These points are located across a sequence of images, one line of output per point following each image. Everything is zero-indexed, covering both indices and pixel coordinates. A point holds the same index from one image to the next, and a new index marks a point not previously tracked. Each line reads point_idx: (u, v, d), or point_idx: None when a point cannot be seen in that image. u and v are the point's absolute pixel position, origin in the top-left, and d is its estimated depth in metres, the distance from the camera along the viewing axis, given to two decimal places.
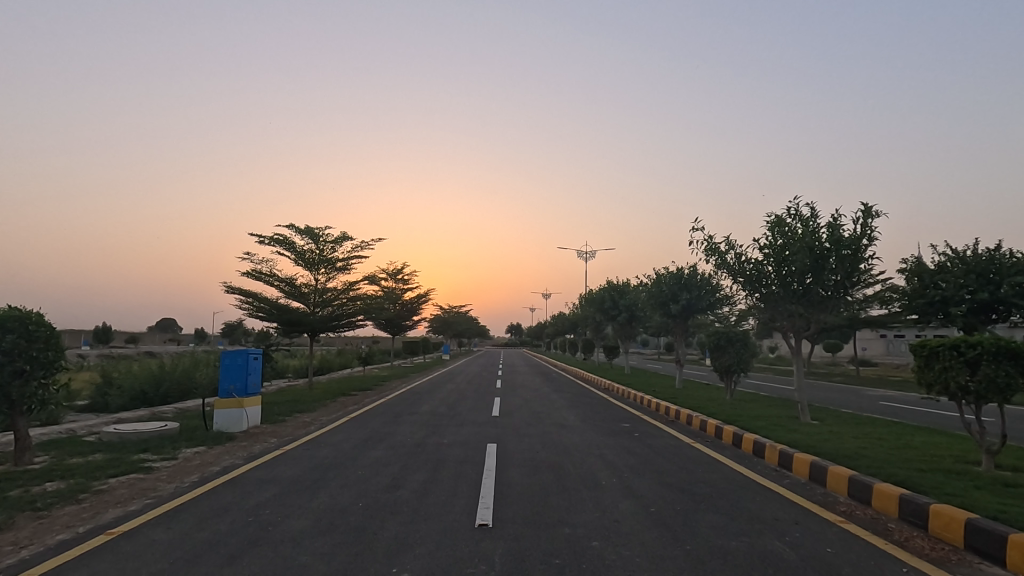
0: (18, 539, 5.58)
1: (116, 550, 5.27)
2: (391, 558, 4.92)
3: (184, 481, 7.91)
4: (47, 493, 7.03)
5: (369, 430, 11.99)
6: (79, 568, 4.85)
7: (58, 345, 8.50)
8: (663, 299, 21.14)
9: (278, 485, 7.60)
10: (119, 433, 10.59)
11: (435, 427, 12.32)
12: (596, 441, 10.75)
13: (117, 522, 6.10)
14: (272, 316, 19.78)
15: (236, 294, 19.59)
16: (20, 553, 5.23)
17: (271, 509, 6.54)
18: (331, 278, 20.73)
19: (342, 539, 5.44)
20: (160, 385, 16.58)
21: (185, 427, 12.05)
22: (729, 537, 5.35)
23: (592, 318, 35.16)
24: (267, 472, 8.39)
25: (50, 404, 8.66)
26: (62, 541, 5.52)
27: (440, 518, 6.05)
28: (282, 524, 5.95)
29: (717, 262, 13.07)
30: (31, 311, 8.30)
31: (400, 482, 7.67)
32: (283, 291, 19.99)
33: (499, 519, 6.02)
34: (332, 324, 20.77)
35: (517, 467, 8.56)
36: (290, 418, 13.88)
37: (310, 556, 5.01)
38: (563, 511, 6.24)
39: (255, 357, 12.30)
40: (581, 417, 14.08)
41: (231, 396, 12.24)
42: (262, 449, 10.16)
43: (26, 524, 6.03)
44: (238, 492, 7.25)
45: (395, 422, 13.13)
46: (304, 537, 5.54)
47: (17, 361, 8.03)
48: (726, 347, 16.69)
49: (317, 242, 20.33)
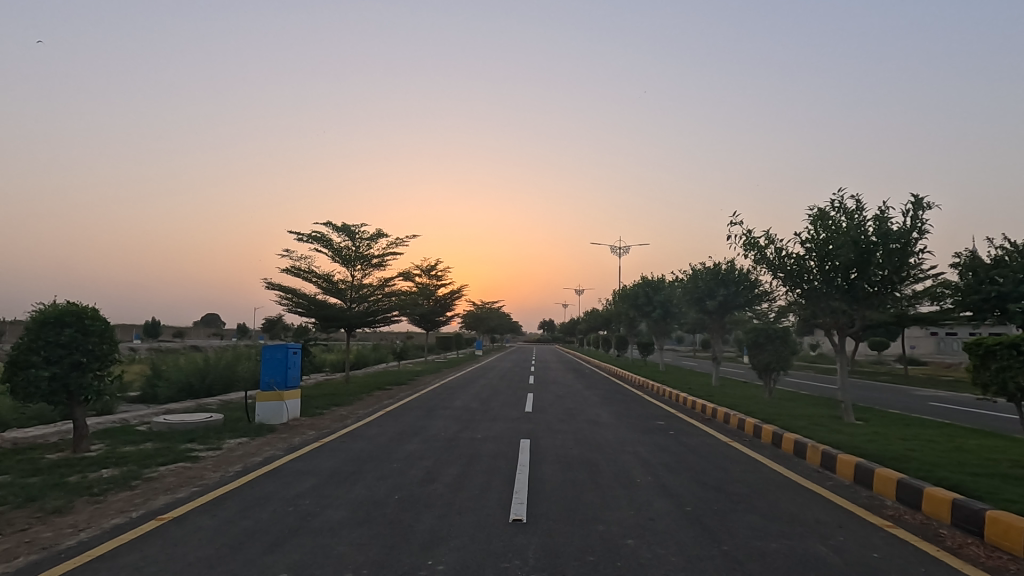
0: (77, 522, 5.91)
1: (165, 534, 5.51)
2: (426, 551, 4.98)
3: (228, 470, 8.22)
4: (103, 479, 7.42)
5: (404, 424, 12.19)
6: (132, 551, 5.08)
7: (112, 339, 8.90)
8: (698, 296, 20.72)
9: (317, 476, 7.82)
10: (167, 423, 11.06)
11: (468, 422, 12.41)
12: (630, 439, 10.62)
13: (167, 508, 6.37)
14: (309, 311, 20.22)
15: (276, 290, 20.16)
16: (79, 534, 5.54)
17: (310, 500, 6.71)
18: (367, 275, 21.12)
19: (379, 531, 5.54)
20: (204, 378, 17.21)
21: (228, 418, 12.51)
22: (768, 539, 5.22)
23: (626, 315, 34.77)
24: (305, 463, 8.62)
25: (105, 395, 9.05)
26: (117, 524, 5.80)
27: (475, 512, 6.10)
28: (321, 515, 6.11)
29: (756, 257, 12.70)
30: (88, 306, 8.76)
31: (435, 476, 7.78)
32: (320, 287, 20.42)
33: (533, 514, 6.03)
34: (367, 320, 21.11)
35: (549, 463, 8.55)
36: (327, 411, 14.22)
37: (347, 547, 5.12)
38: (597, 508, 6.22)
39: (294, 350, 12.67)
40: (615, 414, 13.97)
41: (272, 389, 12.59)
42: (301, 442, 10.44)
43: (84, 508, 6.37)
44: (279, 483, 7.47)
45: (429, 416, 13.31)
46: (342, 528, 5.66)
47: (74, 355, 8.50)
48: (765, 344, 16.30)
49: (353, 239, 20.70)
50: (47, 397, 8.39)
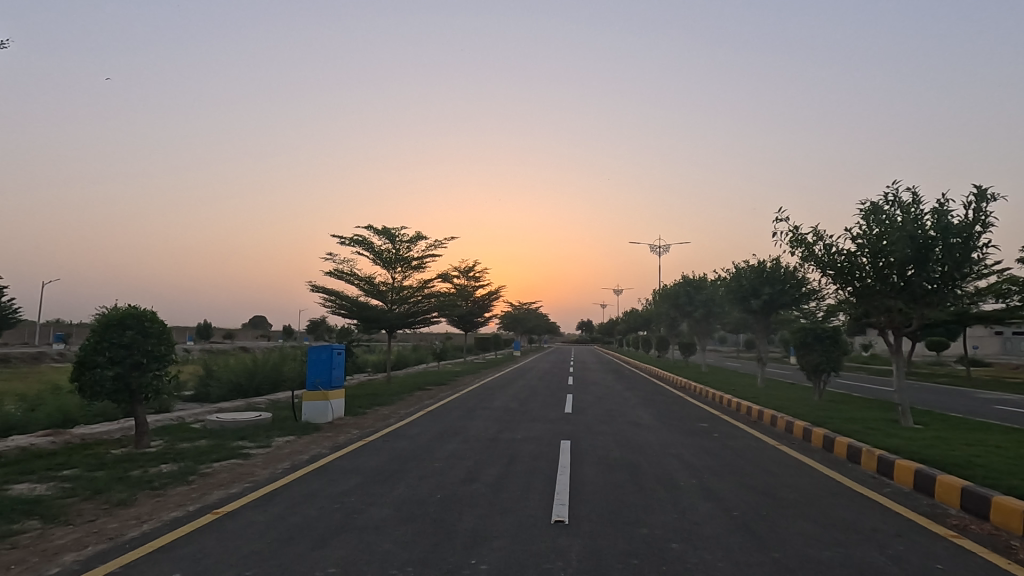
0: (139, 514, 6.22)
1: (220, 528, 5.74)
2: (468, 550, 5.01)
3: (277, 468, 8.50)
4: (163, 474, 7.80)
5: (444, 424, 12.33)
6: (189, 543, 5.31)
7: (169, 340, 9.33)
8: (742, 294, 20.15)
9: (361, 474, 7.99)
10: (219, 421, 11.53)
11: (508, 422, 12.43)
12: (672, 441, 10.43)
13: (222, 502, 6.64)
14: (351, 313, 20.68)
15: (320, 293, 20.71)
16: (142, 526, 5.84)
17: (355, 497, 6.86)
18: (407, 276, 21.46)
19: (422, 529, 5.61)
20: (253, 378, 17.86)
21: (277, 416, 12.94)
22: (821, 546, 5.03)
23: (666, 315, 34.18)
24: (350, 461, 8.84)
25: (163, 393, 9.50)
26: (175, 517, 6.08)
27: (517, 513, 6.10)
28: (366, 512, 6.24)
29: (804, 254, 12.25)
30: (147, 309, 9.22)
31: (476, 476, 7.83)
32: (362, 289, 20.87)
33: (575, 516, 5.99)
34: (408, 321, 21.45)
35: (591, 464, 8.48)
36: (370, 410, 14.52)
37: (392, 544, 5.20)
38: (640, 511, 6.13)
39: (339, 351, 13.00)
40: (657, 415, 13.76)
41: (317, 388, 12.93)
42: (346, 440, 10.70)
43: (145, 501, 6.71)
44: (326, 480, 7.67)
45: (469, 416, 13.42)
46: (387, 526, 5.76)
47: (135, 355, 8.95)
48: (814, 344, 15.71)
49: (394, 242, 21.08)
50: (111, 394, 8.86)
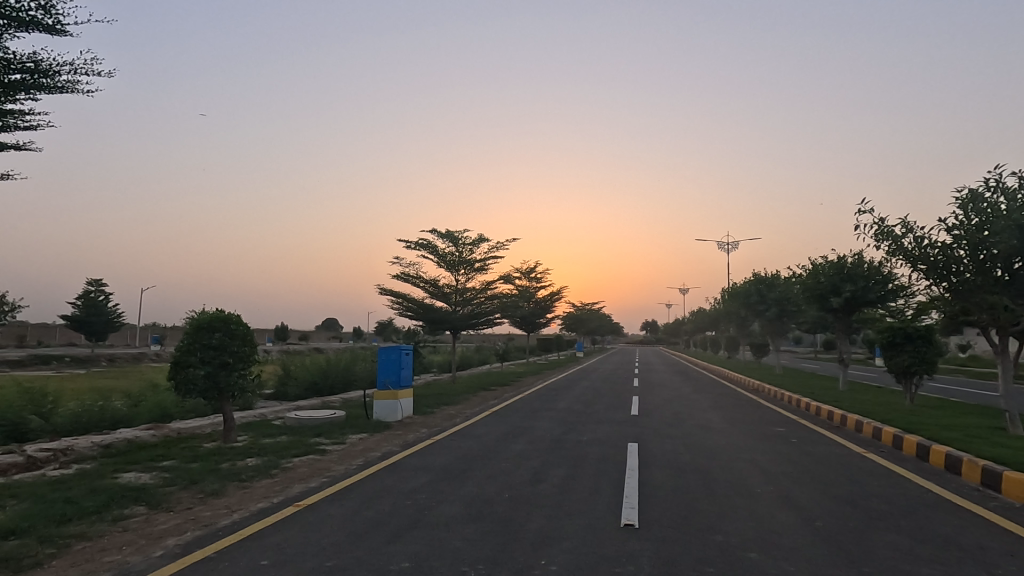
0: (230, 504, 6.68)
1: (302, 519, 6.06)
2: (538, 551, 5.02)
3: (352, 464, 8.87)
4: (249, 467, 8.33)
5: (509, 424, 12.41)
6: (274, 533, 5.63)
7: (253, 342, 9.93)
8: (820, 292, 19.02)
9: (430, 472, 8.19)
10: (298, 419, 12.17)
11: (573, 424, 12.35)
12: (746, 446, 10.00)
13: (302, 495, 7.00)
14: (418, 315, 21.25)
15: (388, 296, 21.42)
16: (232, 515, 6.26)
17: (426, 494, 7.04)
18: (470, 279, 21.81)
19: (491, 528, 5.68)
20: (327, 377, 18.73)
21: (350, 414, 13.49)
22: (918, 563, 4.66)
23: (736, 314, 32.82)
24: (419, 459, 9.08)
25: (248, 392, 10.11)
26: (262, 508, 6.48)
27: (586, 515, 6.05)
28: (436, 509, 6.38)
29: (890, 248, 11.40)
30: (233, 313, 9.86)
31: (543, 476, 7.83)
32: (427, 292, 21.41)
33: (645, 520, 5.87)
34: (472, 322, 21.78)
35: (660, 468, 8.27)
36: (437, 410, 14.86)
37: (463, 542, 5.29)
38: (714, 518, 5.92)
39: (407, 352, 13.45)
40: (728, 419, 13.24)
41: (387, 388, 13.33)
42: (415, 439, 11.00)
43: (235, 492, 7.20)
44: (397, 477, 7.93)
45: (534, 417, 13.45)
46: (457, 523, 5.87)
47: (223, 355, 9.62)
48: (903, 344, 14.58)
49: (457, 245, 21.48)
50: (203, 392, 9.56)
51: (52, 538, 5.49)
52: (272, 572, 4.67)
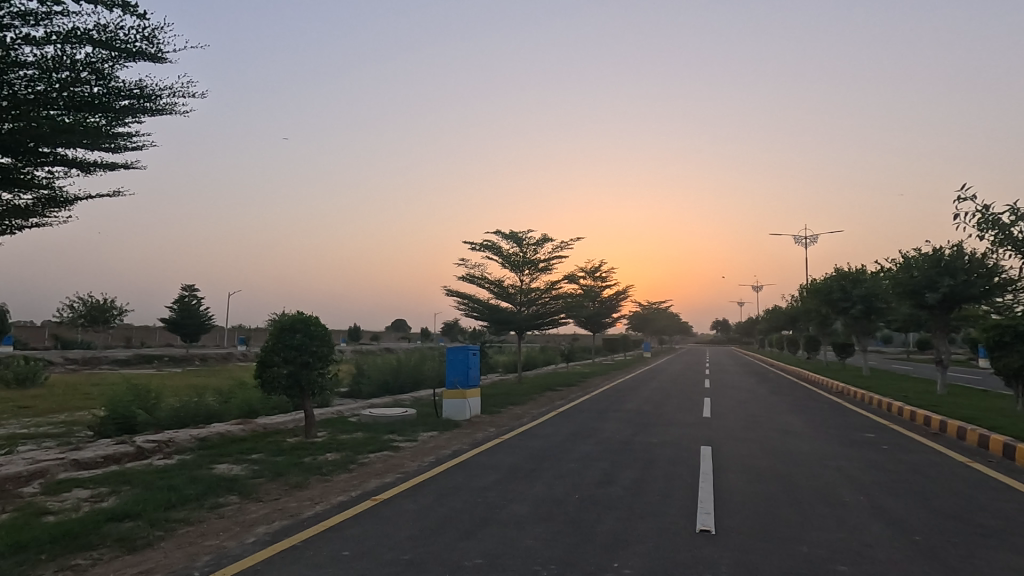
0: (313, 496, 7.05)
1: (379, 513, 6.31)
2: (610, 553, 4.96)
3: (424, 461, 9.12)
4: (329, 461, 8.77)
5: (577, 425, 12.33)
6: (354, 525, 5.90)
7: (330, 342, 10.42)
8: (914, 287, 17.60)
9: (500, 471, 8.28)
10: (372, 416, 12.67)
11: (642, 426, 12.10)
12: (831, 452, 9.42)
13: (378, 490, 7.28)
14: (483, 315, 21.55)
15: (454, 296, 21.86)
16: (315, 506, 6.61)
17: (496, 493, 7.12)
18: (535, 279, 21.87)
19: (562, 528, 5.67)
20: (397, 376, 19.37)
21: (420, 412, 13.89)
22: None
23: (817, 312, 30.94)
24: (488, 458, 9.21)
25: (327, 390, 10.64)
26: (341, 501, 6.80)
27: (659, 519, 5.92)
28: (507, 508, 6.45)
29: (996, 238, 10.38)
30: (312, 314, 10.38)
31: (613, 478, 7.73)
32: (492, 292, 21.65)
33: (723, 526, 5.65)
34: (537, 323, 21.82)
35: (736, 473, 7.95)
36: (504, 409, 14.99)
37: (534, 541, 5.32)
38: (797, 527, 5.62)
39: (474, 352, 13.70)
40: (809, 423, 12.52)
41: (455, 387, 13.59)
42: (483, 437, 11.17)
43: (317, 484, 7.60)
44: (467, 475, 8.07)
45: (601, 418, 13.29)
46: (528, 522, 5.90)
47: (304, 355, 10.16)
48: (1012, 343, 13.23)
49: (521, 245, 21.59)
50: (286, 389, 10.16)
51: (160, 522, 6.01)
52: (354, 562, 4.90)
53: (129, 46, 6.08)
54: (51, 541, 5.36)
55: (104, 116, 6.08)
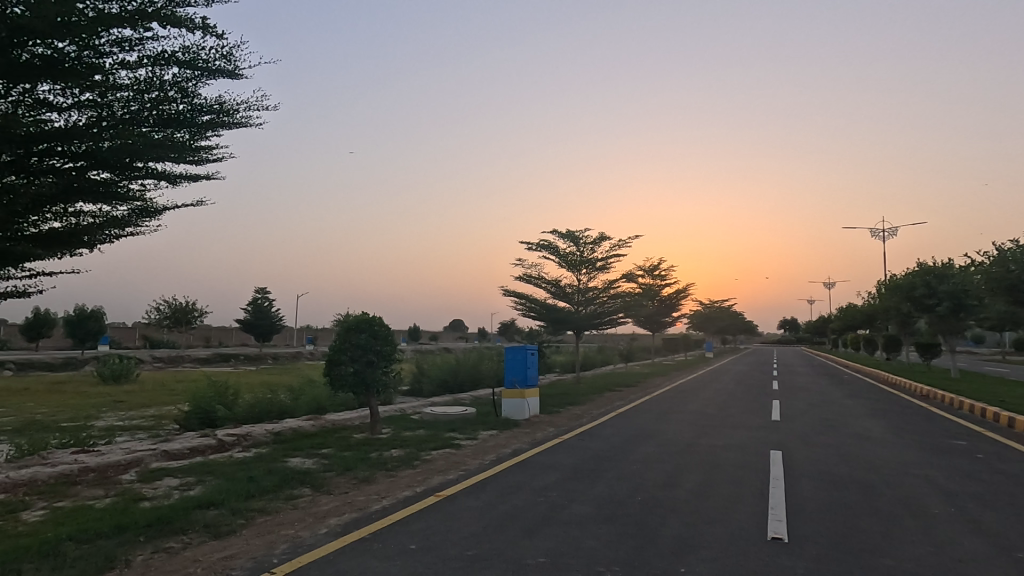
0: (380, 490, 7.30)
1: (443, 509, 6.45)
2: (676, 557, 4.85)
3: (485, 459, 9.24)
4: (395, 458, 9.04)
5: (638, 426, 12.12)
6: (419, 520, 6.05)
7: (393, 342, 10.73)
8: (1010, 282, 16.15)
9: (560, 471, 8.26)
10: (433, 414, 12.95)
11: (706, 428, 11.74)
12: (915, 459, 8.80)
13: (442, 486, 7.44)
14: (540, 315, 21.55)
15: (511, 296, 21.99)
16: (382, 501, 6.83)
17: (558, 492, 7.11)
18: (592, 278, 21.66)
19: (625, 530, 5.60)
20: (456, 376, 19.71)
21: (480, 411, 14.07)
22: None
23: (897, 310, 28.95)
24: (548, 458, 9.21)
25: (391, 388, 10.96)
26: (407, 496, 7.00)
27: (726, 524, 5.73)
28: (569, 507, 6.43)
29: None
30: (375, 315, 10.73)
31: (677, 481, 7.55)
32: (549, 292, 21.62)
33: (796, 534, 5.40)
34: (595, 322, 21.61)
35: (810, 479, 7.57)
36: (563, 409, 14.94)
37: (597, 541, 5.27)
38: (879, 538, 5.29)
39: (532, 351, 13.74)
40: (890, 428, 11.74)
41: (514, 387, 13.66)
42: (542, 437, 11.18)
43: (383, 479, 7.85)
44: (528, 474, 8.11)
45: (663, 419, 12.99)
46: (591, 523, 5.86)
47: (369, 353, 10.54)
48: None
49: (578, 244, 21.44)
50: (352, 387, 10.54)
51: (241, 511, 6.39)
52: (420, 555, 5.03)
53: (209, 64, 6.50)
54: (147, 525, 5.83)
55: (188, 131, 6.53)
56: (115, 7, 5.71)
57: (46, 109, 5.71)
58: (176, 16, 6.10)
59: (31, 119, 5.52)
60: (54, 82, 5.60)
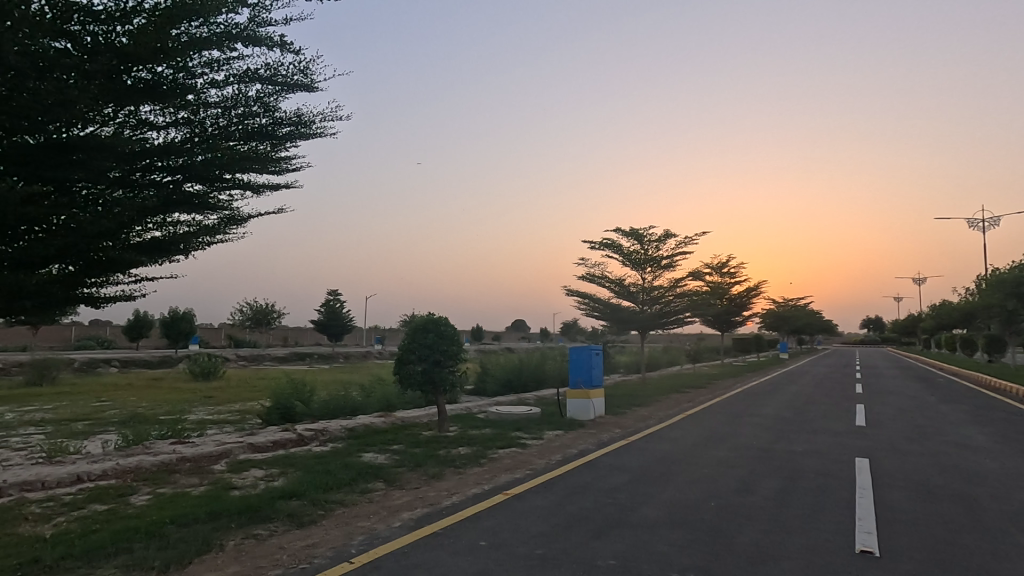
0: (449, 487, 7.46)
1: (511, 507, 6.50)
2: (754, 566, 4.65)
3: (551, 459, 9.23)
4: (462, 455, 9.20)
5: (708, 429, 11.71)
6: (488, 517, 6.13)
7: (459, 342, 10.95)
8: None
9: (628, 473, 8.11)
10: (499, 414, 13.08)
11: (783, 433, 11.17)
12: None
13: (509, 485, 7.50)
14: (604, 314, 21.28)
15: (575, 296, 21.87)
16: (452, 497, 6.98)
17: (626, 495, 7.00)
18: (658, 276, 21.17)
19: (698, 536, 5.43)
20: (520, 376, 19.82)
21: (545, 411, 14.09)
22: None
23: (1001, 308, 26.36)
24: (616, 459, 9.07)
25: (457, 387, 11.19)
26: (475, 493, 7.10)
27: (808, 534, 5.43)
28: (638, 510, 6.31)
29: None
30: (442, 315, 10.98)
31: (753, 487, 7.23)
32: (613, 291, 21.32)
33: (887, 548, 5.05)
34: (661, 321, 21.09)
35: (902, 489, 7.04)
36: (629, 411, 14.68)
37: (669, 546, 5.14)
38: (984, 556, 4.84)
39: (597, 352, 13.60)
40: (995, 436, 10.70)
41: (579, 387, 13.55)
42: (609, 438, 11.04)
43: (452, 476, 8.01)
44: (596, 475, 8.02)
45: (735, 422, 12.48)
46: (662, 527, 5.73)
47: (436, 353, 10.80)
48: None
49: (642, 242, 21.03)
50: (421, 385, 10.82)
51: (321, 502, 6.73)
52: (490, 552, 5.09)
53: (289, 78, 6.90)
54: (237, 512, 6.25)
55: (271, 143, 6.94)
56: (204, 30, 6.15)
57: (148, 128, 6.21)
58: (257, 35, 6.51)
59: (135, 138, 5.98)
60: (154, 102, 6.10)
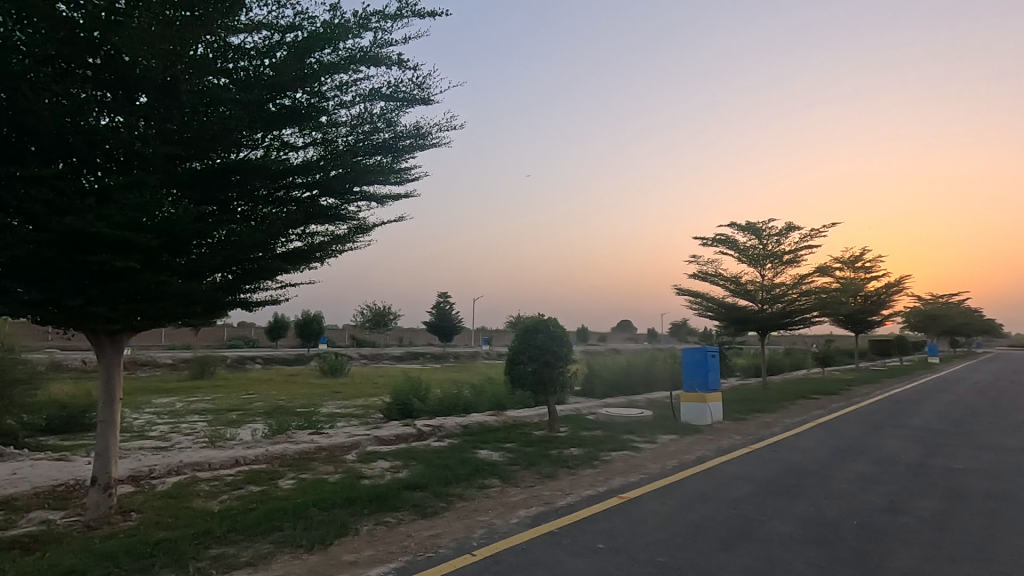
0: (564, 487, 7.47)
1: (629, 511, 6.37)
2: None
3: (667, 464, 8.92)
4: (575, 456, 9.19)
5: (844, 439, 10.66)
6: (606, 520, 6.06)
7: (568, 342, 10.96)
8: None
9: (753, 483, 7.61)
10: (609, 416, 12.90)
11: (936, 446, 9.86)
12: None
13: (625, 488, 7.35)
14: (719, 314, 20.18)
15: (686, 295, 20.99)
16: (567, 497, 6.98)
17: (753, 506, 6.57)
18: (779, 273, 19.68)
19: (840, 557, 4.95)
20: (629, 377, 19.42)
21: (657, 414, 13.65)
22: None
23: None
24: (738, 468, 8.56)
25: (567, 387, 11.20)
26: (590, 495, 7.05)
27: (979, 564, 4.75)
28: (768, 524, 5.89)
29: None
30: (551, 316, 11.06)
31: (903, 506, 6.47)
32: (728, 290, 20.15)
33: None
34: (783, 321, 19.58)
35: None
36: (750, 417, 13.77)
37: (806, 565, 4.75)
38: None
39: (713, 353, 12.93)
40: None
41: (694, 390, 12.97)
42: (729, 444, 10.44)
43: (566, 477, 8.02)
44: (717, 483, 7.62)
45: (877, 433, 11.23)
46: (796, 543, 5.31)
47: (546, 353, 10.89)
48: None
49: (760, 237, 19.68)
50: (532, 386, 10.96)
51: (443, 495, 7.06)
52: (609, 556, 5.03)
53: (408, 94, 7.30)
54: (369, 500, 6.73)
55: (392, 155, 7.38)
56: (334, 56, 6.70)
57: (289, 149, 6.78)
58: (379, 56, 6.97)
59: (279, 158, 6.55)
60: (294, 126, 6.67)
